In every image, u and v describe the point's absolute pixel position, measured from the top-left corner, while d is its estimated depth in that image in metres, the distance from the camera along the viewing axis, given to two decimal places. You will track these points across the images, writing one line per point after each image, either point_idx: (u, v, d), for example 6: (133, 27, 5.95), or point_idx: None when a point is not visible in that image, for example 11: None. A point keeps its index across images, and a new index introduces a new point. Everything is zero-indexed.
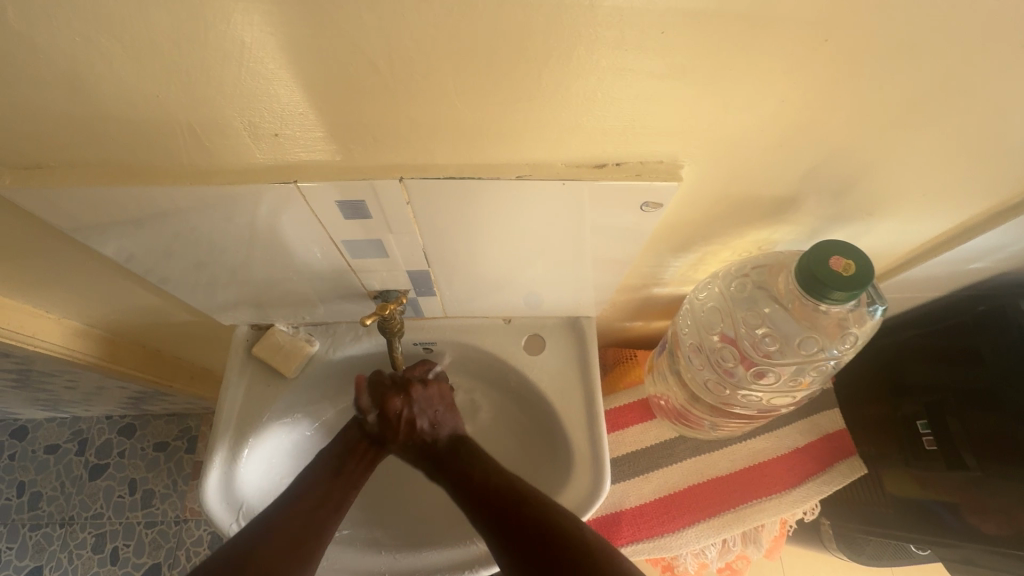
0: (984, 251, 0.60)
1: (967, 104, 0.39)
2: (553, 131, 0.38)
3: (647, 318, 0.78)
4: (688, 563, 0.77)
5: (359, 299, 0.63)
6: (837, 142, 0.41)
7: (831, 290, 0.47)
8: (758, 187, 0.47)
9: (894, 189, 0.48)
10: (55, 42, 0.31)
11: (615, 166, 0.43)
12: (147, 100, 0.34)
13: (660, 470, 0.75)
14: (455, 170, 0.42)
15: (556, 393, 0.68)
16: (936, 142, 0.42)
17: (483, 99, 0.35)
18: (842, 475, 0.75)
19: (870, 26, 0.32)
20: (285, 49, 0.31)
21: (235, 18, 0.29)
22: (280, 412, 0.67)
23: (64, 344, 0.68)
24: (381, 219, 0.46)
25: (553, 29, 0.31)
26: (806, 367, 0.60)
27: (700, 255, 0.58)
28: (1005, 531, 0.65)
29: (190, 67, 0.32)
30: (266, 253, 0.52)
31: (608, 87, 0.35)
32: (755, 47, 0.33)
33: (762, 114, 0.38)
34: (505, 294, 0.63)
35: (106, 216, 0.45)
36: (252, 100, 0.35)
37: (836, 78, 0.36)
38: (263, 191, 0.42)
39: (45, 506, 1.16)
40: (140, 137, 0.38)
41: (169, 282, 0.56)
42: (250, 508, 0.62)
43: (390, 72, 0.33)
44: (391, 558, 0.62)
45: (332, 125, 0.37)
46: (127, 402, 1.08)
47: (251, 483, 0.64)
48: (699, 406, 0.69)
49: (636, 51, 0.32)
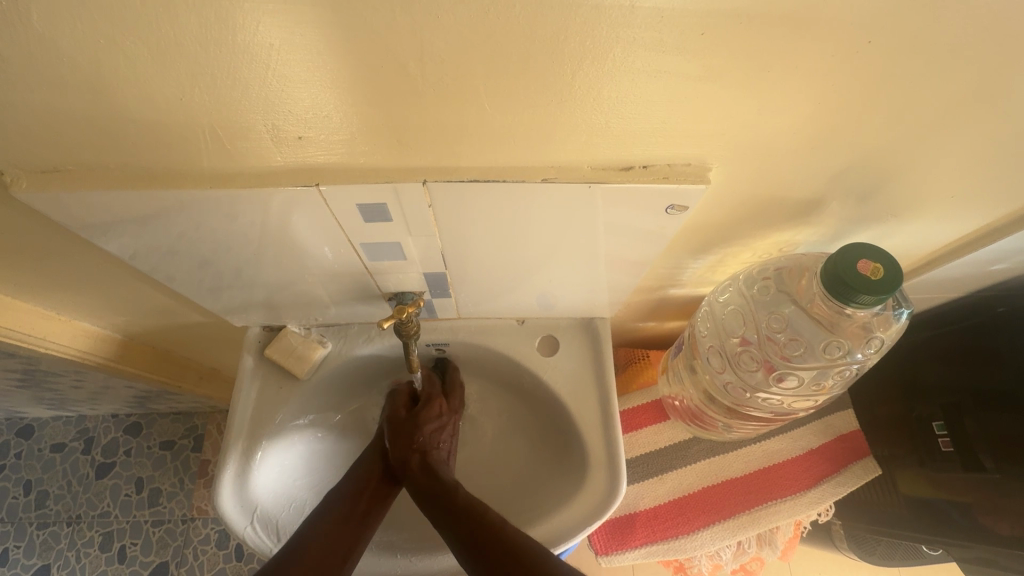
0: (1006, 254, 0.59)
1: (1005, 107, 0.38)
2: (581, 134, 0.38)
3: (661, 318, 0.78)
4: (702, 564, 0.77)
5: (375, 301, 0.62)
6: (869, 144, 0.41)
7: (859, 294, 0.47)
8: (784, 189, 0.46)
9: (924, 192, 0.47)
10: (79, 44, 0.30)
11: (642, 169, 0.42)
12: (171, 102, 0.34)
13: (674, 472, 0.75)
14: (480, 173, 0.41)
15: (571, 394, 0.67)
16: (970, 145, 0.42)
17: (513, 101, 0.34)
18: (857, 476, 0.74)
19: (915, 26, 0.31)
20: (314, 50, 0.31)
21: (263, 19, 0.29)
22: (291, 414, 0.66)
23: (74, 345, 0.68)
24: (402, 222, 0.45)
25: (589, 31, 0.30)
26: (828, 372, 0.60)
27: (719, 256, 0.58)
28: (1017, 531, 0.63)
29: (217, 70, 0.31)
30: (281, 254, 0.51)
31: (641, 89, 0.34)
32: (796, 47, 0.32)
33: (795, 116, 0.37)
34: (520, 296, 0.62)
35: (120, 217, 0.44)
36: (279, 103, 0.34)
37: (872, 80, 0.35)
38: (285, 192, 0.41)
39: (52, 504, 1.16)
40: (160, 140, 0.37)
41: (175, 281, 0.55)
42: (264, 512, 0.61)
43: (420, 75, 0.32)
44: (407, 561, 0.61)
45: (357, 128, 0.36)
46: (132, 401, 1.07)
47: (264, 487, 0.63)
48: (716, 408, 0.69)
49: (671, 53, 0.32)
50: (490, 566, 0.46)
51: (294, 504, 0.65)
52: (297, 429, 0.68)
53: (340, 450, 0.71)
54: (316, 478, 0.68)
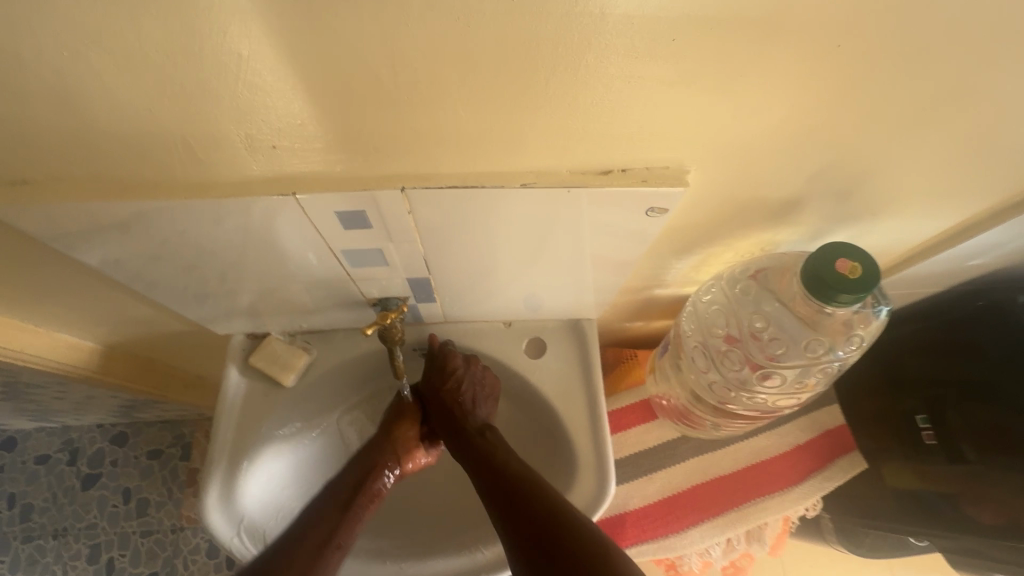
0: (983, 249, 0.60)
1: (974, 107, 0.38)
2: (560, 139, 0.38)
3: (647, 318, 0.78)
4: (693, 562, 0.78)
5: (359, 307, 0.62)
6: (844, 146, 0.41)
7: (838, 293, 0.47)
8: (764, 190, 0.46)
9: (901, 190, 0.48)
10: (42, 56, 0.29)
11: (621, 172, 0.42)
12: (141, 113, 0.33)
13: (663, 470, 0.75)
14: (458, 179, 0.41)
15: (559, 396, 0.67)
16: (942, 144, 0.42)
17: (488, 107, 0.34)
18: (842, 470, 0.75)
19: (882, 30, 0.31)
20: (282, 60, 0.30)
21: (232, 29, 0.28)
22: (277, 423, 0.65)
23: (53, 357, 0.66)
24: (382, 228, 0.45)
25: (562, 39, 0.30)
26: (811, 369, 0.60)
27: (702, 256, 0.58)
28: (1003, 520, 0.66)
29: (186, 81, 0.31)
30: (261, 262, 0.50)
31: (618, 92, 0.34)
32: (768, 52, 0.32)
33: (770, 118, 0.37)
34: (505, 299, 0.62)
35: (93, 226, 0.43)
36: (251, 112, 0.34)
37: (844, 82, 0.35)
38: (261, 202, 0.40)
39: (37, 518, 1.14)
40: (131, 151, 0.36)
41: (156, 290, 0.54)
42: (249, 519, 0.61)
43: (393, 83, 0.32)
44: (398, 568, 0.61)
45: (330, 134, 0.36)
46: (118, 411, 1.06)
47: (251, 493, 0.62)
48: (702, 407, 0.69)
49: (645, 57, 0.32)
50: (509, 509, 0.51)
51: (282, 512, 0.65)
52: (286, 437, 0.66)
53: (327, 456, 0.71)
54: (306, 487, 0.68)
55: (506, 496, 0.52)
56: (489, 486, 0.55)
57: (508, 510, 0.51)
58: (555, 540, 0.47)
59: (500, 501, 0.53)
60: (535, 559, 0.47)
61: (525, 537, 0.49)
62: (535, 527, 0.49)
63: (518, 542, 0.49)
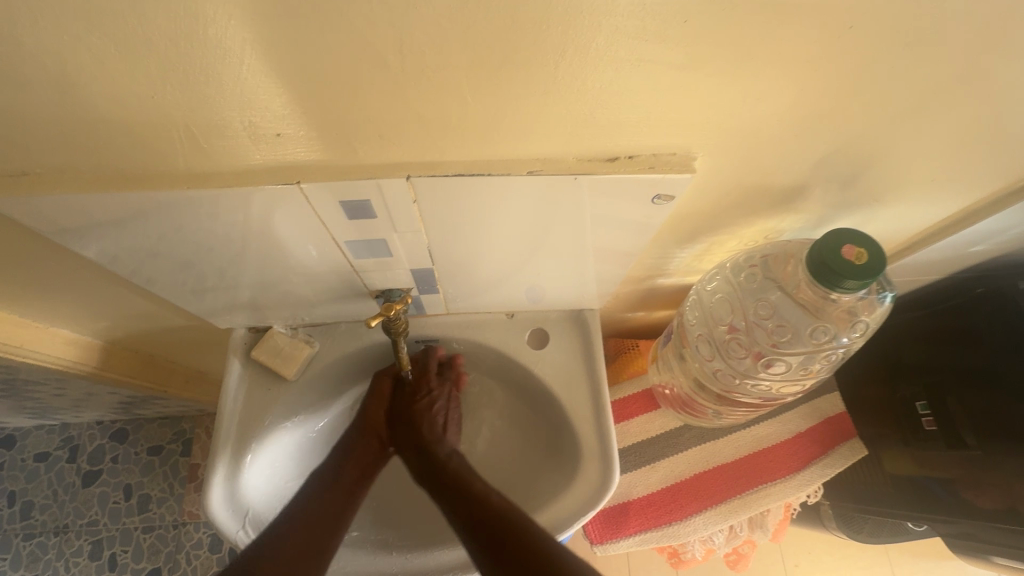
0: (985, 235, 0.60)
1: (982, 91, 0.38)
2: (567, 125, 0.37)
3: (650, 307, 0.78)
4: (696, 549, 0.79)
5: (363, 299, 0.61)
6: (851, 132, 0.41)
7: (844, 278, 0.47)
8: (769, 178, 0.46)
9: (906, 175, 0.48)
10: (43, 43, 0.29)
11: (628, 159, 0.42)
12: (143, 101, 0.33)
13: (666, 460, 0.75)
14: (464, 167, 0.40)
15: (563, 386, 0.67)
16: (947, 130, 0.42)
17: (494, 93, 0.34)
18: (843, 457, 0.76)
19: (893, 13, 0.31)
20: (287, 44, 0.30)
21: (235, 14, 0.28)
22: (318, 415, 0.71)
23: (53, 353, 0.66)
24: (387, 218, 0.45)
25: (570, 22, 0.30)
26: (815, 357, 0.61)
27: (705, 245, 0.58)
28: (999, 505, 0.65)
29: (190, 66, 0.31)
30: (262, 253, 0.50)
31: (626, 78, 0.34)
32: (778, 35, 0.32)
33: (779, 104, 0.37)
34: (509, 289, 0.62)
35: (90, 218, 0.42)
36: (255, 100, 0.33)
37: (854, 66, 0.35)
38: (264, 192, 0.40)
39: (38, 515, 1.14)
40: (132, 140, 0.36)
41: (155, 283, 0.54)
42: (265, 499, 0.64)
43: (401, 68, 0.31)
44: (404, 559, 0.61)
45: (332, 123, 0.35)
46: (118, 407, 1.05)
47: (273, 472, 0.65)
48: (705, 395, 0.69)
49: (654, 41, 0.31)
50: (468, 511, 0.54)
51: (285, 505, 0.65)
52: (324, 435, 0.73)
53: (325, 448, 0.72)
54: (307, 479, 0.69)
55: (467, 513, 0.54)
56: (445, 501, 0.57)
57: (473, 527, 0.52)
58: (512, 549, 0.49)
59: (461, 514, 0.54)
60: (497, 559, 0.49)
61: (487, 547, 0.50)
62: (490, 529, 0.51)
63: (480, 543, 0.51)
